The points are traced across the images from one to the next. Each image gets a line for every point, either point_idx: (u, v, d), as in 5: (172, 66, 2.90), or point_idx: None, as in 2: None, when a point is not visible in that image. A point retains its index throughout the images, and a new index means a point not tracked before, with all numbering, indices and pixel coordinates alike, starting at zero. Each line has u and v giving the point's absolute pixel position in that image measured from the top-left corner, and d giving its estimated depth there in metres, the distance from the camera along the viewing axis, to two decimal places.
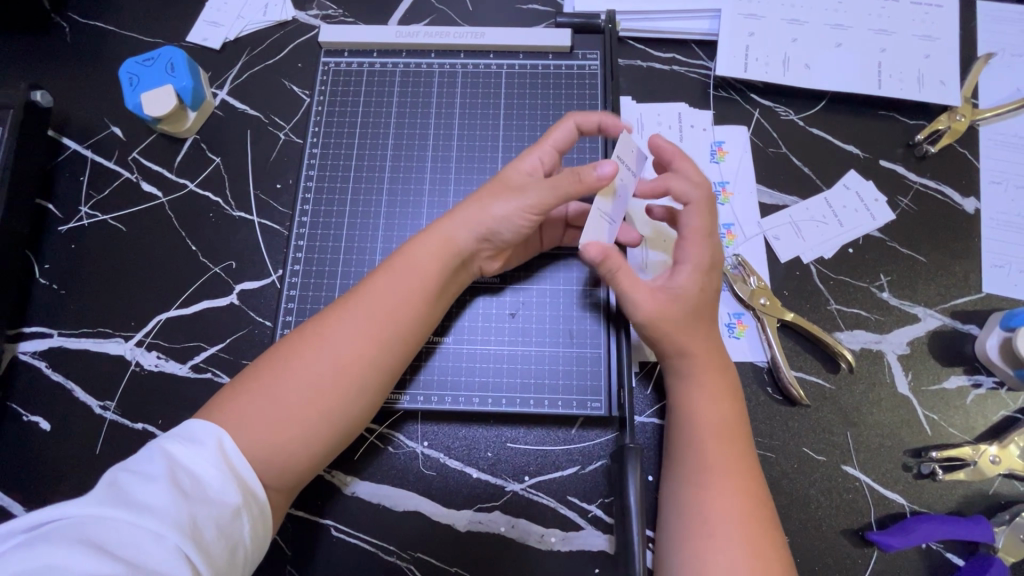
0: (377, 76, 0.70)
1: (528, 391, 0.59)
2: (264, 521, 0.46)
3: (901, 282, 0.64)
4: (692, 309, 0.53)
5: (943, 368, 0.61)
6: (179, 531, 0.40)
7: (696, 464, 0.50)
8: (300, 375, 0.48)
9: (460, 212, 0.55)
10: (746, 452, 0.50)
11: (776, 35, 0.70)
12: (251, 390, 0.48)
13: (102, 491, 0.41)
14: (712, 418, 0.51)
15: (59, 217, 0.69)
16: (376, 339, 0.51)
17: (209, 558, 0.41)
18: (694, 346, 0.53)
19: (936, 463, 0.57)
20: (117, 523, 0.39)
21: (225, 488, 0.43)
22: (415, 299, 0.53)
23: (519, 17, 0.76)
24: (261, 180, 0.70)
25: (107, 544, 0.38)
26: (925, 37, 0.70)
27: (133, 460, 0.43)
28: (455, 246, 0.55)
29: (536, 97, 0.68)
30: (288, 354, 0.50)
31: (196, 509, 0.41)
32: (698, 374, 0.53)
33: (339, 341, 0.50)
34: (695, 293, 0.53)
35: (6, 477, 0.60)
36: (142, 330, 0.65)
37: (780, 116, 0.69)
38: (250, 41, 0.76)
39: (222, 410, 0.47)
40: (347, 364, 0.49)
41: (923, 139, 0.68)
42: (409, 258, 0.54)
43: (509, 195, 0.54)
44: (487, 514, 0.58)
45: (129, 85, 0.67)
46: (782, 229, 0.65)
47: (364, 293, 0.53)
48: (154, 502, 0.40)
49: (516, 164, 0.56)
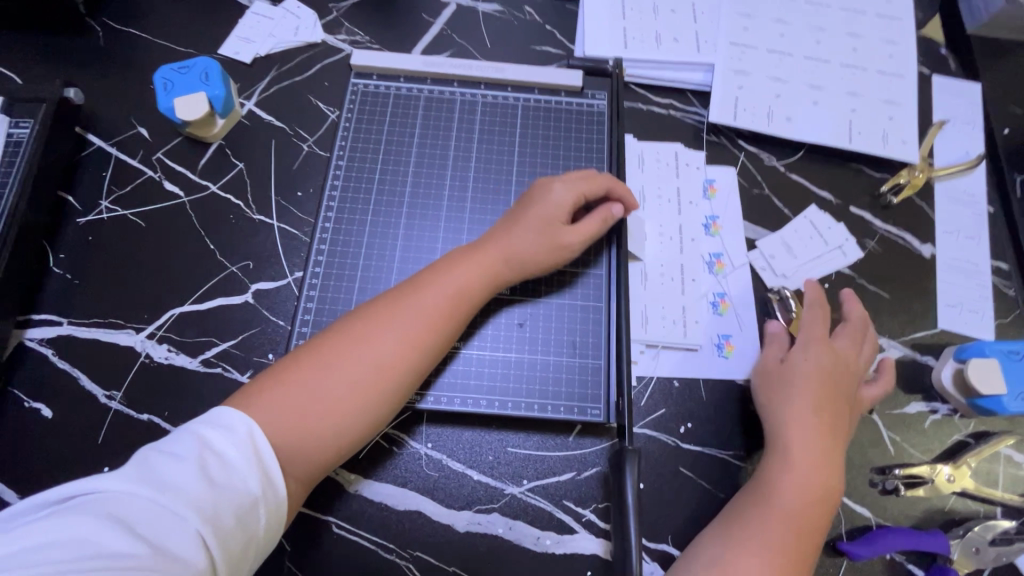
0: (402, 99, 0.72)
1: (532, 396, 0.62)
2: (280, 512, 0.49)
3: (868, 316, 0.70)
4: (797, 382, 0.61)
5: (905, 395, 0.67)
6: (200, 516, 0.43)
7: (760, 545, 0.53)
8: (343, 370, 0.54)
9: (512, 239, 0.62)
10: (801, 545, 0.54)
11: (760, 91, 0.79)
12: (296, 378, 0.53)
13: (135, 468, 0.45)
14: (798, 507, 0.55)
15: (78, 210, 0.71)
16: (415, 347, 0.56)
17: (223, 543, 0.44)
18: (807, 427, 0.58)
19: (899, 480, 0.63)
20: (146, 501, 0.43)
21: (247, 478, 0.47)
22: (454, 313, 0.59)
23: (531, 56, 0.83)
24: (282, 188, 0.73)
25: (135, 520, 0.42)
26: (888, 102, 0.79)
27: (168, 440, 0.48)
28: (502, 281, 0.61)
29: (551, 127, 0.72)
30: (334, 349, 0.55)
31: (218, 496, 0.45)
32: (801, 459, 0.57)
33: (383, 342, 0.55)
34: (815, 386, 0.61)
35: (4, 462, 0.60)
36: (154, 323, 0.66)
37: (763, 161, 0.77)
38: (279, 58, 0.81)
39: (264, 393, 0.52)
40: (387, 364, 0.55)
41: (887, 190, 0.76)
42: (459, 277, 0.60)
43: (553, 240, 0.62)
44: (485, 515, 0.60)
45: (163, 90, 0.71)
46: (756, 260, 0.71)
47: (406, 302, 0.58)
48: (182, 485, 0.44)
49: (552, 202, 0.63)
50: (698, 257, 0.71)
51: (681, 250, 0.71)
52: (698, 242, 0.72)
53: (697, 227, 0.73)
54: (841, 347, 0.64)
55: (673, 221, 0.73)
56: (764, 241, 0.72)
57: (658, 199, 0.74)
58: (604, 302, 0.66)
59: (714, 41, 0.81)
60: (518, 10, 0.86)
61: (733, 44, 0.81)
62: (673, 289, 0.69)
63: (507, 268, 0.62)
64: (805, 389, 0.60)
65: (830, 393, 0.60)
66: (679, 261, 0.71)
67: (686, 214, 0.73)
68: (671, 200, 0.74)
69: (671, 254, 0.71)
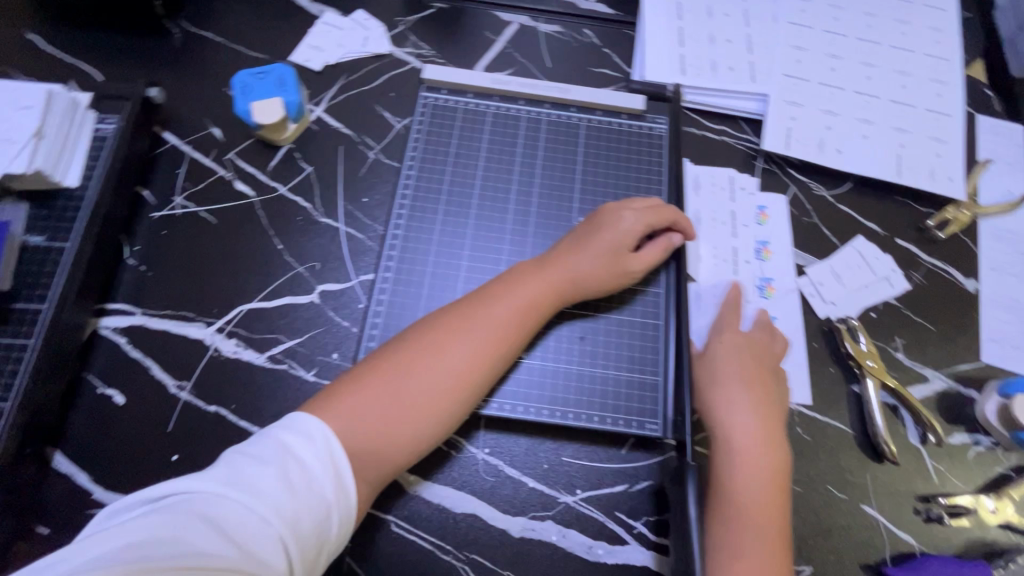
0: (470, 114, 0.75)
1: (593, 408, 0.64)
2: (349, 519, 0.51)
3: (913, 346, 0.72)
4: (718, 373, 0.63)
5: (948, 425, 0.69)
6: (281, 521, 0.46)
7: (733, 536, 0.54)
8: (420, 378, 0.57)
9: (579, 261, 0.65)
10: (770, 534, 0.54)
11: (812, 122, 0.82)
12: (376, 384, 0.56)
13: (223, 471, 0.48)
14: (753, 498, 0.55)
15: (153, 204, 0.73)
16: (485, 360, 0.60)
17: (302, 548, 0.47)
18: (742, 416, 0.60)
19: (943, 509, 0.64)
20: (234, 504, 0.45)
21: (324, 485, 0.49)
22: (522, 327, 0.62)
23: (590, 77, 0.86)
24: (349, 193, 0.76)
25: (225, 521, 0.44)
26: (936, 139, 0.82)
27: (251, 444, 0.51)
28: (566, 297, 0.65)
29: (612, 149, 0.75)
30: (411, 357, 0.58)
31: (298, 502, 0.47)
32: (739, 447, 0.58)
33: (456, 354, 0.58)
34: (737, 373, 0.62)
35: (77, 445, 0.62)
36: (223, 317, 0.69)
37: (813, 190, 0.80)
38: (347, 67, 0.83)
39: (346, 398, 0.55)
40: (461, 374, 0.58)
41: (933, 225, 0.78)
42: (528, 295, 0.62)
43: (618, 262, 0.65)
44: (540, 522, 0.62)
45: (240, 92, 0.74)
46: (806, 287, 0.73)
47: (476, 315, 0.61)
48: (267, 489, 0.47)
49: (620, 226, 0.66)
50: (751, 280, 0.73)
51: (735, 272, 0.73)
52: (752, 266, 0.74)
53: (751, 251, 0.75)
54: (759, 334, 0.66)
55: (727, 244, 0.75)
56: (813, 268, 0.74)
57: (713, 222, 0.76)
58: (664, 320, 0.68)
59: (768, 72, 0.84)
60: (577, 32, 0.89)
61: (786, 76, 0.84)
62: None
63: (573, 289, 0.65)
64: (730, 377, 0.62)
65: (758, 380, 0.62)
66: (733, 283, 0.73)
67: (741, 237, 0.75)
68: (726, 223, 0.76)
69: (725, 275, 0.73)
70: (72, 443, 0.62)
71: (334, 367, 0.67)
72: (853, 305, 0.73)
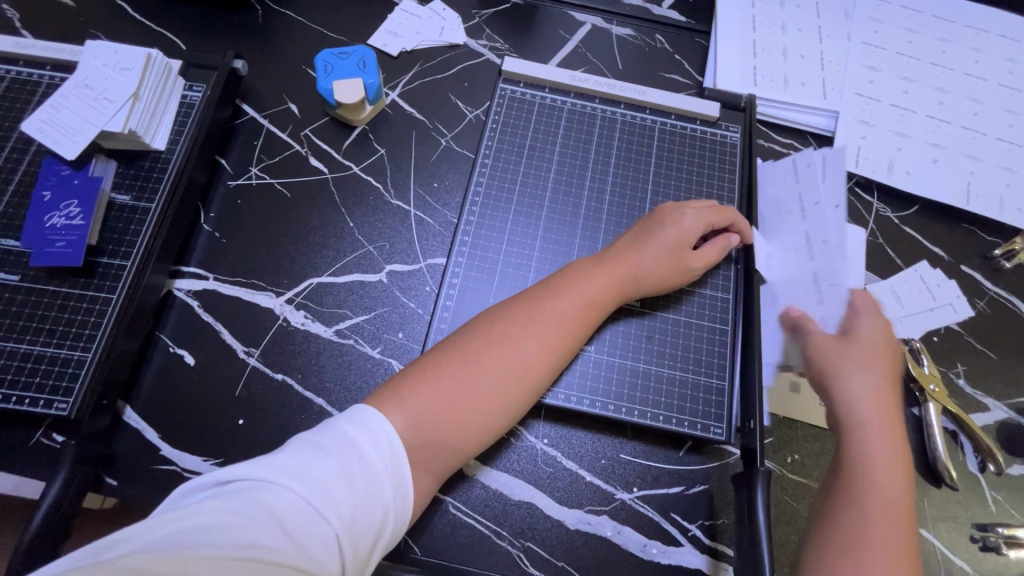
0: (546, 109, 0.77)
1: (658, 407, 0.65)
2: (403, 520, 0.50)
3: (975, 373, 0.72)
4: (858, 361, 0.59)
5: (1008, 456, 0.68)
6: (339, 521, 0.45)
7: (871, 517, 0.52)
8: (487, 368, 0.57)
9: (641, 260, 0.64)
10: (906, 522, 0.52)
11: (882, 143, 0.81)
12: (445, 372, 0.56)
13: (286, 458, 0.46)
14: (887, 483, 0.54)
15: (230, 173, 0.75)
16: (551, 353, 0.60)
17: (356, 550, 0.45)
18: (874, 408, 0.57)
19: (1000, 539, 0.63)
20: (297, 497, 0.44)
21: (382, 486, 0.48)
22: (586, 322, 0.62)
23: (661, 82, 0.87)
24: (420, 178, 0.76)
25: (287, 517, 0.43)
26: (1007, 169, 0.81)
27: (314, 433, 0.49)
28: (626, 290, 0.64)
29: (684, 153, 0.75)
30: (480, 347, 0.58)
31: (356, 502, 0.46)
32: (876, 434, 0.56)
33: (523, 346, 0.58)
34: (872, 362, 0.60)
35: (148, 401, 0.64)
36: (293, 289, 0.70)
37: (878, 212, 0.80)
38: (423, 55, 0.84)
39: (416, 384, 0.55)
40: (527, 366, 0.58)
41: (999, 254, 0.77)
42: (593, 291, 0.62)
43: (678, 256, 0.65)
44: (596, 516, 0.62)
45: (323, 72, 0.76)
46: None
47: (542, 308, 0.61)
48: (328, 485, 0.45)
49: (680, 224, 0.66)
50: (832, 268, 0.62)
51: (811, 259, 0.65)
52: (831, 247, 0.63)
53: (830, 226, 0.64)
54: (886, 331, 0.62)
55: (798, 231, 0.67)
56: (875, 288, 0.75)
57: (778, 216, 0.70)
58: (733, 325, 0.68)
59: (841, 89, 0.84)
60: (649, 37, 0.90)
61: (859, 94, 0.84)
62: (809, 305, 0.63)
63: (634, 285, 0.64)
64: (868, 366, 0.59)
65: (888, 370, 0.60)
66: (809, 271, 0.64)
67: (813, 220, 0.66)
68: (793, 210, 0.69)
69: (799, 266, 0.66)
70: (144, 399, 0.64)
71: (400, 347, 0.67)
72: (917, 329, 0.73)
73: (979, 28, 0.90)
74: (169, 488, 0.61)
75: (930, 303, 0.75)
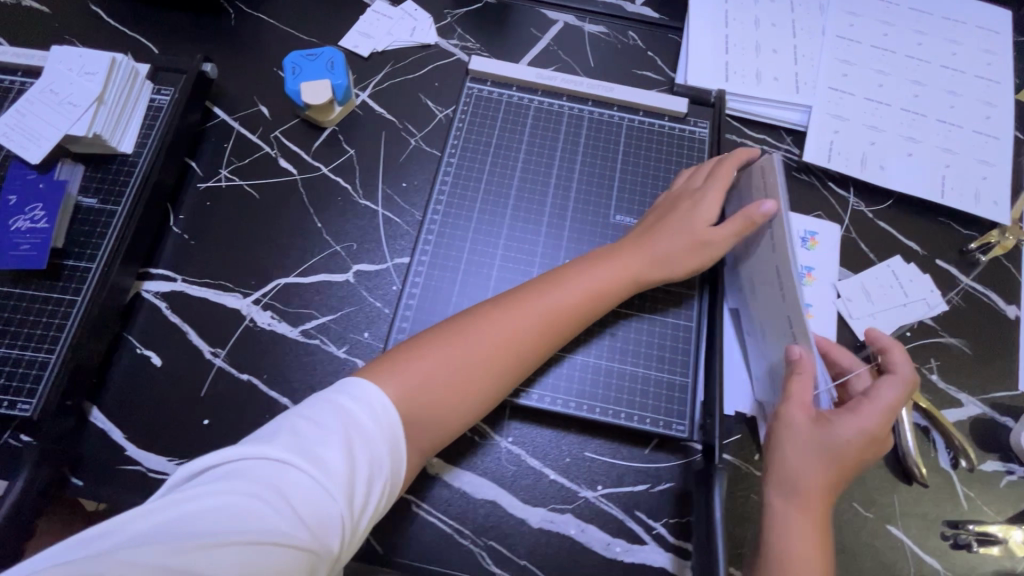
0: (514, 107, 0.77)
1: (621, 405, 0.65)
2: (395, 495, 0.50)
3: (948, 368, 0.71)
4: (825, 444, 0.53)
5: (981, 452, 0.67)
6: (344, 498, 0.44)
7: None
8: (484, 351, 0.57)
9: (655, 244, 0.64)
10: None
11: (856, 137, 0.81)
12: (444, 352, 0.57)
13: (286, 438, 0.46)
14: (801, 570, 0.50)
15: (200, 175, 0.75)
16: (548, 340, 0.60)
17: (355, 528, 0.45)
18: (816, 492, 0.53)
19: (971, 536, 0.63)
20: (299, 475, 0.44)
21: (382, 460, 0.48)
22: (588, 309, 0.62)
23: (633, 79, 0.86)
24: (388, 178, 0.77)
25: (292, 495, 0.43)
26: (982, 161, 0.80)
27: (307, 408, 0.49)
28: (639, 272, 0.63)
29: (652, 149, 0.75)
30: (481, 328, 0.58)
31: (358, 479, 0.46)
32: (804, 523, 0.52)
33: (523, 331, 0.59)
34: (845, 450, 0.53)
35: (114, 402, 0.64)
36: (260, 290, 0.70)
37: (852, 206, 0.79)
38: (394, 55, 0.85)
39: (415, 361, 0.55)
40: (521, 352, 0.59)
41: (975, 248, 0.77)
42: (601, 278, 0.62)
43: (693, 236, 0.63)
44: (559, 515, 0.62)
45: (291, 74, 0.76)
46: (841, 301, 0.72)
47: (544, 295, 0.61)
48: (331, 463, 0.45)
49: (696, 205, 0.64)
50: None
51: None
52: None
53: None
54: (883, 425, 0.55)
55: None
56: (846, 282, 0.74)
57: None
58: (699, 321, 0.68)
59: (814, 84, 0.83)
60: (622, 34, 0.89)
61: (832, 88, 0.83)
62: None
63: (649, 269, 0.63)
64: (839, 454, 0.53)
65: (852, 460, 0.54)
66: None
67: None
68: None
69: None
70: (109, 399, 0.64)
71: (366, 346, 0.68)
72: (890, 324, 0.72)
73: (956, 20, 0.89)
74: (134, 488, 0.61)
75: (902, 296, 0.74)
